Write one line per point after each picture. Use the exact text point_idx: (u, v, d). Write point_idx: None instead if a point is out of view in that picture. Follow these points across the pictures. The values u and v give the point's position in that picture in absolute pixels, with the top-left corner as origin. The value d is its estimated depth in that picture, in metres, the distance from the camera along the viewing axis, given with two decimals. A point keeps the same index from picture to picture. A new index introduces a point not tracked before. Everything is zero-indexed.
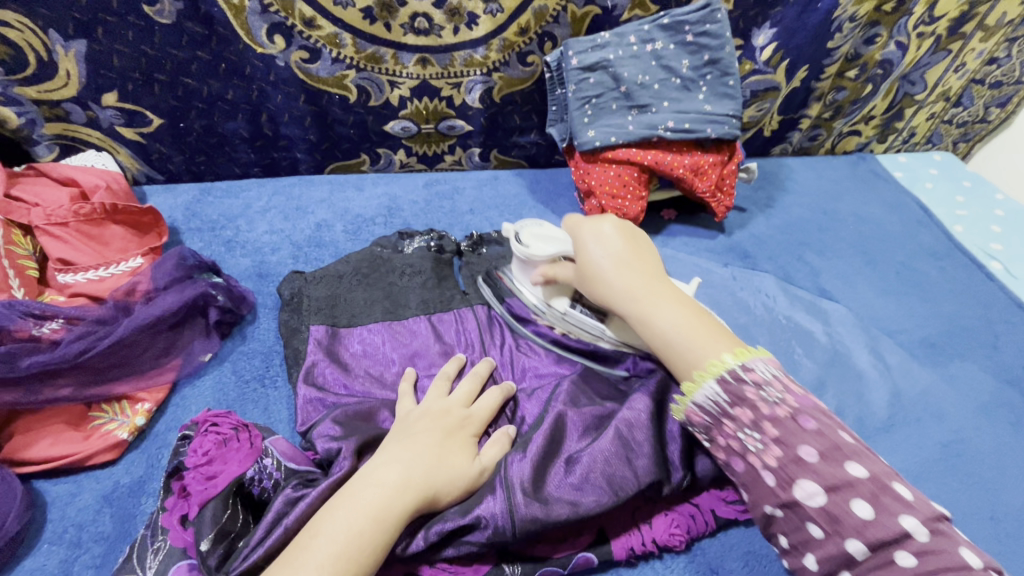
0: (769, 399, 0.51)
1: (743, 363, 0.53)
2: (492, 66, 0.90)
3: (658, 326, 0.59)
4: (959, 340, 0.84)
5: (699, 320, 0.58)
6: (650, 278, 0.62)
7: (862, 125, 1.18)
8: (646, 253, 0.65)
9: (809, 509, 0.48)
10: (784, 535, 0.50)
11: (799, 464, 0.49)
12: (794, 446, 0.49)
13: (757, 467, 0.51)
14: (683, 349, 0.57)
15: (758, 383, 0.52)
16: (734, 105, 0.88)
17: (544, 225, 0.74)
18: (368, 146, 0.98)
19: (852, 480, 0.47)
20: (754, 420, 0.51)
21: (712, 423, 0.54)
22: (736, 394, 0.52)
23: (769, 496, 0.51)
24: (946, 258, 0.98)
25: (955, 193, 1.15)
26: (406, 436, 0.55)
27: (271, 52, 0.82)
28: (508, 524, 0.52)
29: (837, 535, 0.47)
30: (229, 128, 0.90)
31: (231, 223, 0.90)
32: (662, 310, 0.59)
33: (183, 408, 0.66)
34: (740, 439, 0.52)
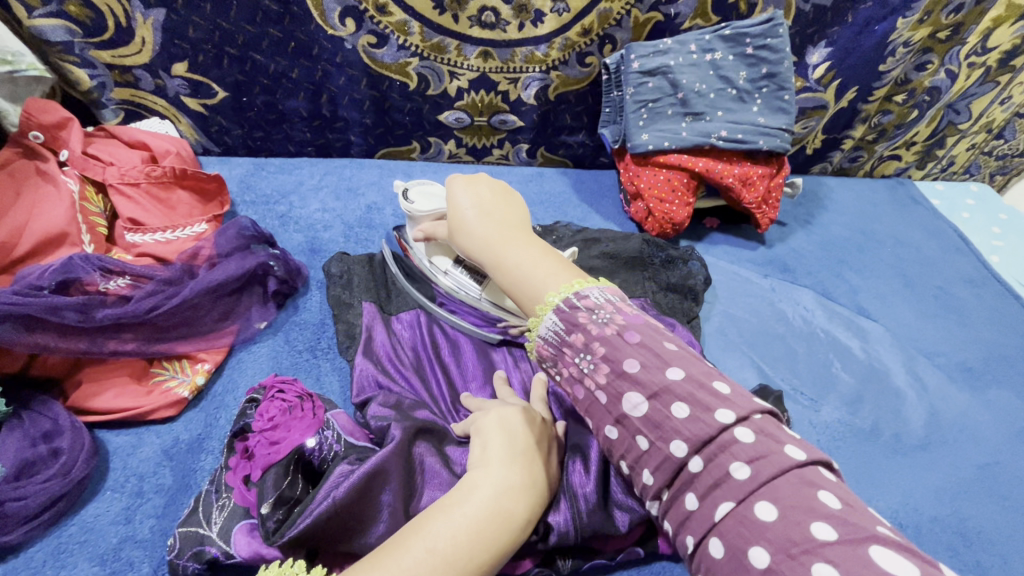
0: (599, 320, 0.52)
1: (578, 291, 0.54)
2: (551, 64, 0.92)
3: (515, 263, 0.60)
4: (996, 367, 0.85)
5: (542, 257, 0.60)
6: (502, 230, 0.62)
7: (903, 150, 1.19)
8: (510, 203, 0.66)
9: (635, 419, 0.48)
10: (624, 460, 0.49)
11: (623, 377, 0.49)
12: (619, 361, 0.50)
13: (592, 389, 0.51)
14: (534, 282, 0.57)
15: (590, 307, 0.52)
16: (787, 120, 0.89)
17: (432, 184, 0.73)
18: (420, 134, 1.00)
19: (669, 384, 0.47)
20: (586, 345, 0.51)
21: (556, 358, 0.54)
22: (569, 321, 0.53)
23: (603, 413, 0.51)
24: (982, 286, 0.99)
25: (991, 224, 1.16)
26: (516, 452, 0.53)
27: (341, 34, 0.84)
28: (572, 529, 0.53)
29: (662, 442, 0.47)
30: (290, 106, 0.92)
31: (284, 198, 0.91)
32: (511, 251, 0.60)
33: (239, 372, 0.67)
34: (578, 364, 0.52)
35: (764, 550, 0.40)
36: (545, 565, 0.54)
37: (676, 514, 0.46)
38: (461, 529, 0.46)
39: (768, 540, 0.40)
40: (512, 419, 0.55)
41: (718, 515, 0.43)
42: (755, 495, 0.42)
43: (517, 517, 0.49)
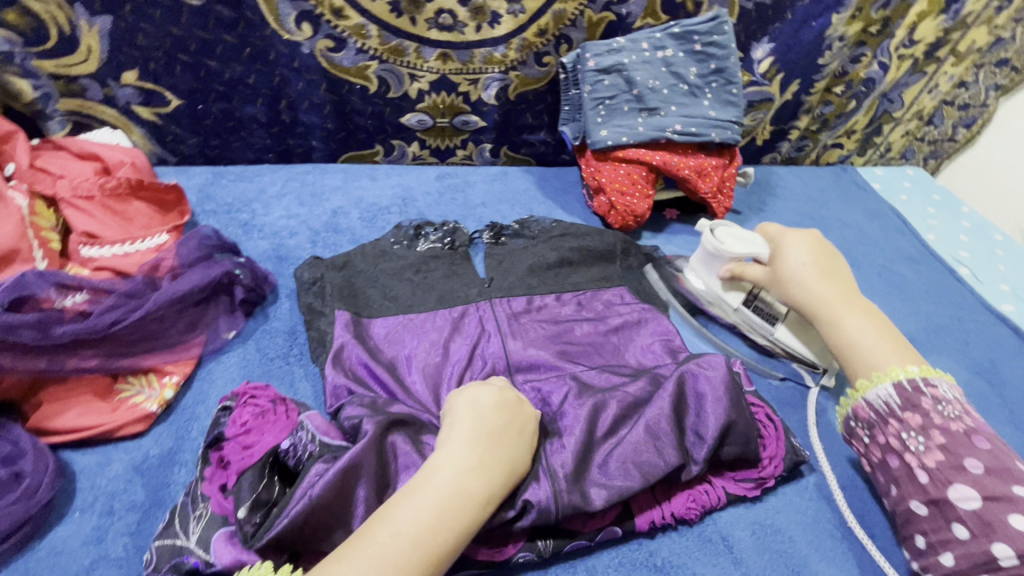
0: (946, 413, 0.59)
1: (926, 378, 0.60)
2: (510, 64, 0.94)
3: (855, 334, 0.68)
4: (935, 337, 0.92)
5: (884, 336, 0.67)
6: (843, 293, 0.72)
7: (845, 139, 1.26)
8: (838, 268, 0.76)
9: (965, 511, 0.54)
10: (922, 535, 0.57)
11: (957, 470, 0.56)
12: (958, 459, 0.56)
13: (914, 466, 0.58)
14: (872, 352, 0.66)
15: (936, 397, 0.59)
16: (736, 112, 0.94)
17: (733, 226, 0.83)
18: (383, 136, 1.00)
19: (1012, 496, 0.53)
20: (924, 428, 0.59)
21: (879, 422, 0.62)
22: (908, 399, 0.60)
23: (919, 490, 0.58)
24: (921, 262, 1.06)
25: (926, 204, 1.25)
26: (480, 435, 0.54)
27: (297, 39, 0.84)
28: (552, 506, 0.54)
29: (981, 535, 0.53)
30: (248, 112, 0.91)
31: (246, 206, 0.90)
32: (854, 319, 0.69)
33: (208, 383, 0.66)
34: (902, 439, 0.60)
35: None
36: (528, 548, 0.55)
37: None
38: (426, 512, 0.47)
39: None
40: (480, 402, 0.57)
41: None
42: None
43: (481, 497, 0.50)
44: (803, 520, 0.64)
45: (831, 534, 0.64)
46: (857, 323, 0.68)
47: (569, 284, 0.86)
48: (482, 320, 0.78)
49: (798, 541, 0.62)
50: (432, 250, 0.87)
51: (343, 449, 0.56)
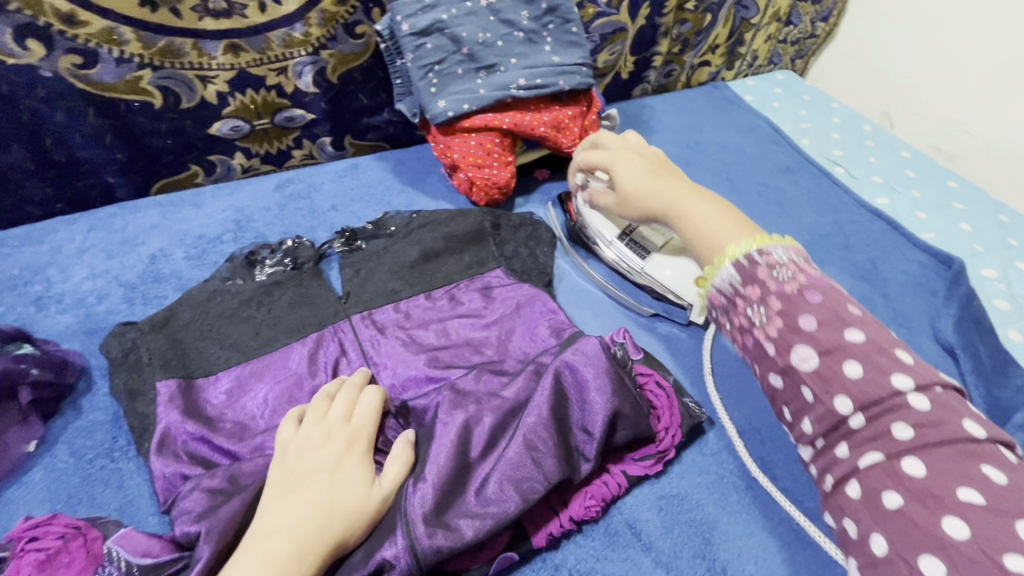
0: (780, 277, 0.44)
1: (761, 247, 0.46)
2: (318, 43, 0.80)
3: (693, 223, 0.54)
4: (818, 249, 0.91)
5: (727, 215, 0.53)
6: (689, 186, 0.58)
7: (710, 55, 1.22)
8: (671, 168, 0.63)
9: (808, 375, 0.42)
10: (785, 407, 0.44)
11: (797, 332, 0.42)
12: (794, 325, 0.43)
13: (761, 339, 0.45)
14: (715, 232, 0.51)
15: (772, 265, 0.45)
16: (581, 53, 0.86)
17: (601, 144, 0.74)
18: (195, 155, 0.85)
19: (847, 344, 0.41)
20: (763, 296, 0.44)
21: (730, 306, 0.48)
22: (749, 276, 0.45)
23: (768, 361, 0.44)
24: (798, 172, 1.05)
25: (799, 108, 1.24)
26: (288, 486, 0.50)
27: (30, 62, 0.67)
28: (412, 561, 0.49)
29: (827, 396, 0.41)
30: (4, 162, 0.73)
31: (38, 275, 0.74)
32: (696, 207, 0.55)
33: (7, 514, 0.54)
34: (747, 315, 0.45)
35: (902, 505, 0.37)
36: None
37: (823, 460, 0.42)
38: None
39: (918, 495, 0.37)
40: (303, 454, 0.52)
41: (863, 464, 0.40)
42: (908, 452, 0.38)
43: (299, 546, 0.46)
44: (707, 480, 0.62)
45: (737, 487, 0.62)
46: (699, 209, 0.54)
47: (436, 279, 0.77)
48: (342, 347, 0.68)
49: (706, 506, 0.60)
50: (275, 274, 0.75)
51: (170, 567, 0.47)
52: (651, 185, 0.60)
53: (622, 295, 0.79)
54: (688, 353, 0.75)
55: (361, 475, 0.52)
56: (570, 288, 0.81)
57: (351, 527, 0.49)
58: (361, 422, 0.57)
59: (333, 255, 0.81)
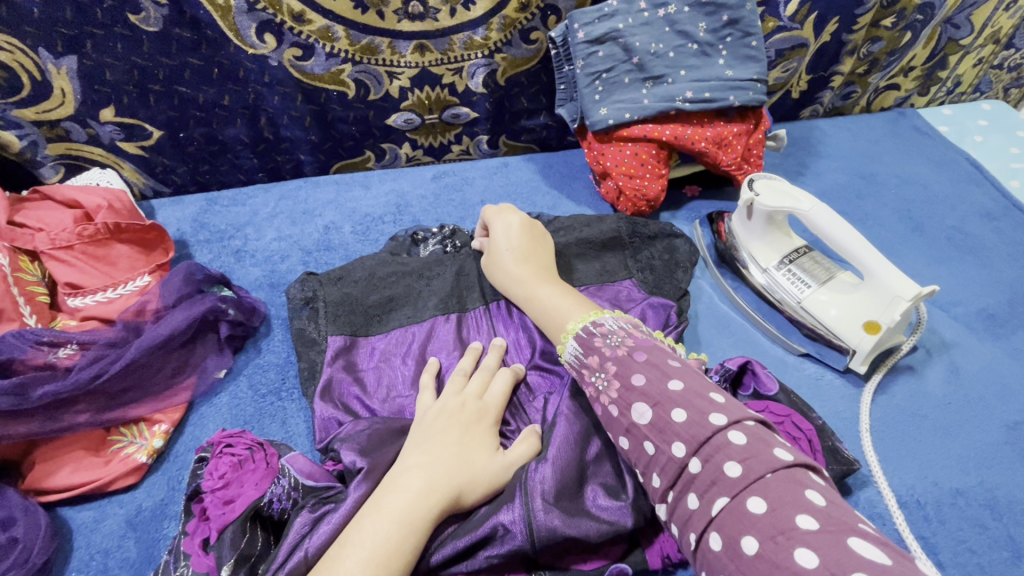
0: (613, 343, 0.54)
1: (596, 320, 0.58)
2: (494, 47, 0.85)
3: (540, 303, 0.66)
4: (1022, 310, 0.77)
5: (569, 300, 0.65)
6: (539, 270, 0.69)
7: (901, 78, 1.09)
8: (544, 251, 0.73)
9: (647, 423, 0.48)
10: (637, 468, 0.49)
11: (631, 390, 0.50)
12: (633, 394, 0.50)
13: (606, 404, 0.52)
14: (561, 312, 0.63)
15: (604, 333, 0.56)
16: (758, 68, 0.82)
17: (776, 178, 0.74)
18: (372, 142, 0.94)
19: (670, 394, 0.48)
20: (601, 363, 0.53)
21: (579, 375, 0.56)
22: (587, 345, 0.55)
23: (617, 421, 0.51)
24: (1002, 218, 0.90)
25: (1008, 144, 1.06)
26: (423, 441, 0.54)
27: (263, 52, 0.79)
28: (526, 537, 0.50)
29: (667, 445, 0.46)
30: (229, 135, 0.87)
31: (239, 232, 0.88)
32: (543, 290, 0.67)
33: (200, 427, 0.65)
34: (593, 382, 0.54)
35: (756, 545, 0.39)
36: None
37: (677, 514, 0.45)
38: (384, 528, 0.46)
39: (762, 530, 0.40)
40: (439, 417, 0.56)
41: (713, 510, 0.42)
42: (746, 489, 0.41)
43: (430, 486, 0.49)
44: None
45: None
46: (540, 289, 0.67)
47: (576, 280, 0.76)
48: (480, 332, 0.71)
49: None
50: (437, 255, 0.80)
51: (329, 492, 0.54)
52: (504, 262, 0.71)
53: (769, 329, 0.74)
54: (843, 403, 0.67)
55: (490, 443, 0.55)
56: (710, 309, 0.77)
57: (477, 484, 0.52)
58: (495, 397, 0.59)
59: None
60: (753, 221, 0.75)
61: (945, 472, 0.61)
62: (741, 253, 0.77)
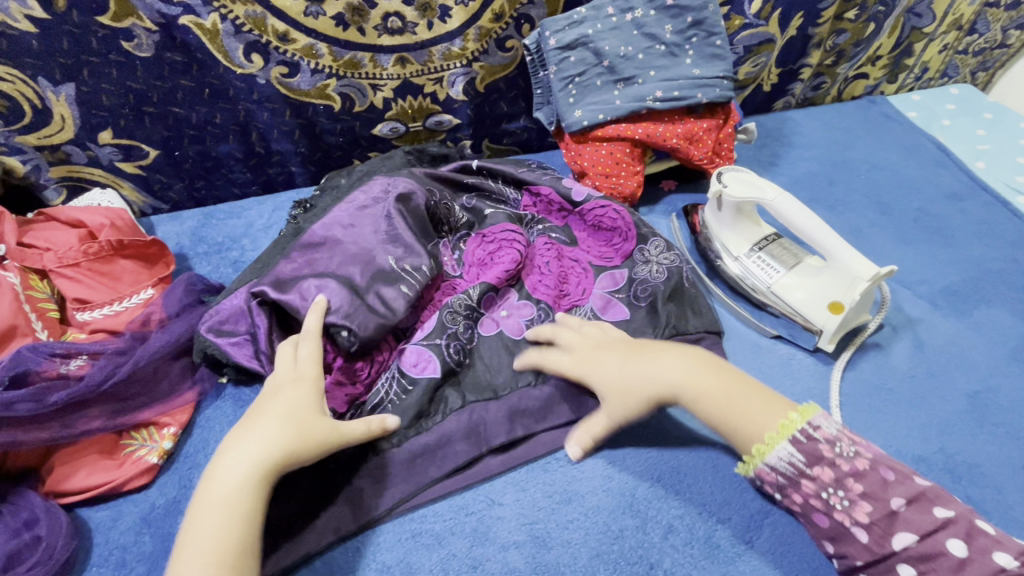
0: (844, 453, 0.53)
1: (810, 421, 0.54)
2: (471, 56, 0.89)
3: (711, 410, 0.58)
4: (984, 285, 0.80)
5: (706, 361, 0.60)
6: (630, 348, 0.64)
7: (869, 67, 1.13)
8: (643, 345, 0.64)
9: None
10: (830, 542, 0.54)
11: (890, 517, 0.50)
12: (883, 500, 0.51)
13: (811, 495, 0.54)
14: (733, 418, 0.57)
15: (828, 439, 0.53)
16: (723, 65, 0.85)
17: (742, 170, 0.78)
18: (360, 152, 0.98)
19: (944, 519, 0.49)
20: (834, 479, 0.52)
21: (788, 483, 0.55)
22: (812, 453, 0.53)
23: (859, 549, 0.52)
24: (966, 198, 0.93)
25: (975, 127, 1.10)
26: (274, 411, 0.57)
27: (251, 72, 0.83)
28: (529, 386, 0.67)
29: (886, 536, 0.50)
30: (223, 151, 0.91)
31: (236, 243, 0.92)
32: (670, 359, 0.61)
33: (207, 429, 0.69)
34: (822, 497, 0.53)
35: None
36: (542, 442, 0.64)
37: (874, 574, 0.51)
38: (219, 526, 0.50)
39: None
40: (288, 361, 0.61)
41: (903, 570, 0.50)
42: (947, 537, 0.48)
43: (255, 481, 0.52)
44: None
45: None
46: (664, 361, 0.61)
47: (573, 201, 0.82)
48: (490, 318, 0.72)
49: None
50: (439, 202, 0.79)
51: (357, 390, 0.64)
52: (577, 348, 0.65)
53: (742, 313, 0.77)
54: (814, 379, 0.71)
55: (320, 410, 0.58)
56: None
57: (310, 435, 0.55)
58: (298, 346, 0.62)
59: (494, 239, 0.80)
60: (723, 213, 0.79)
61: (909, 440, 0.65)
62: (715, 242, 0.81)
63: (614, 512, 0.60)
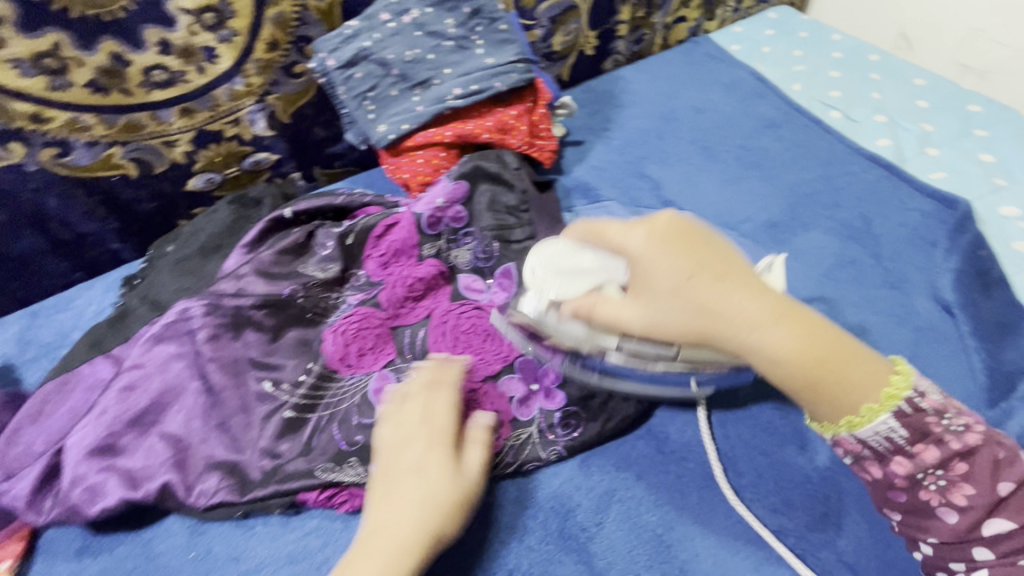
0: (955, 428, 0.50)
1: (912, 388, 0.50)
2: (262, 90, 0.85)
3: (776, 362, 0.51)
4: (802, 210, 0.83)
5: (813, 342, 0.51)
6: (756, 306, 0.51)
7: (684, 10, 1.14)
8: (722, 278, 0.52)
9: (906, 465, 0.50)
10: (926, 544, 0.51)
11: (995, 504, 0.48)
12: (987, 485, 0.48)
13: (920, 491, 0.51)
14: (799, 384, 0.51)
15: (937, 410, 0.50)
16: (515, 48, 0.85)
17: (558, 246, 0.60)
18: (182, 211, 0.92)
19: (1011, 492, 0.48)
20: (941, 461, 0.49)
21: (876, 457, 0.52)
22: (919, 427, 0.50)
23: (934, 529, 0.50)
24: (783, 124, 0.96)
25: (792, 48, 1.13)
26: (390, 485, 0.56)
27: (15, 161, 0.76)
28: None
29: (979, 535, 0.48)
30: (22, 247, 0.85)
31: (65, 339, 0.86)
32: (766, 345, 0.50)
33: (50, 553, 0.65)
34: (915, 477, 0.50)
35: None
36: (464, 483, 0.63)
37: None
38: None
39: None
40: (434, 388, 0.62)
41: None
42: None
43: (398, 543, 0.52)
44: (647, 463, 0.64)
45: (696, 482, 0.62)
46: (762, 344, 0.50)
47: (427, 233, 0.79)
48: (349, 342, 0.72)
49: (663, 506, 0.60)
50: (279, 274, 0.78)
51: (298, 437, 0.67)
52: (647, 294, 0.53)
53: None
54: None
55: (410, 433, 0.59)
56: None
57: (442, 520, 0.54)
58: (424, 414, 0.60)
59: (334, 294, 0.79)
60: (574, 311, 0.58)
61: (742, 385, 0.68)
62: None
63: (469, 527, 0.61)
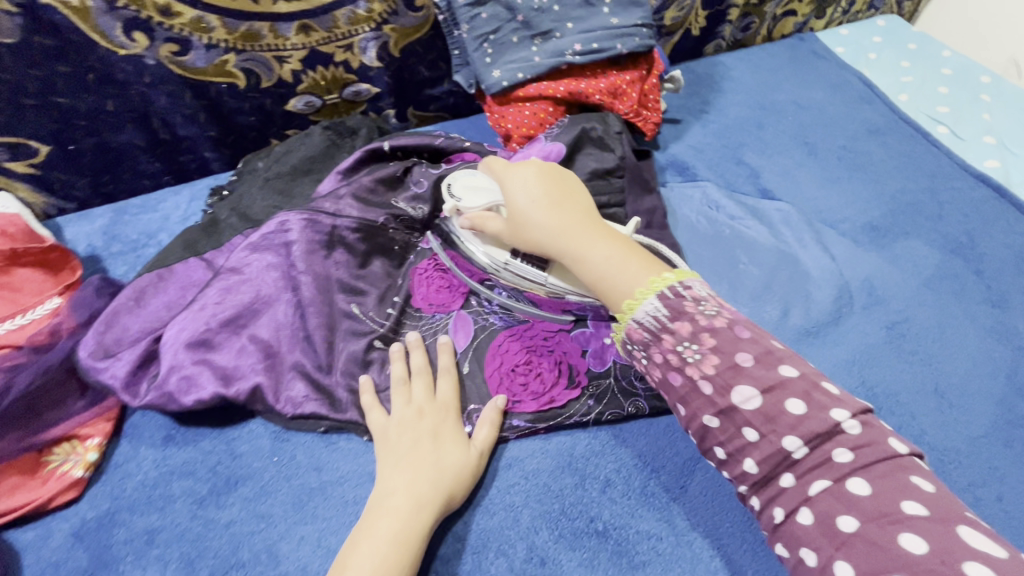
0: (708, 312, 0.53)
1: (682, 281, 0.55)
2: (380, 18, 0.84)
3: (596, 268, 0.59)
4: (902, 218, 0.82)
5: (627, 256, 0.58)
6: (576, 219, 0.61)
7: (797, 3, 1.11)
8: (574, 199, 0.63)
9: (684, 329, 0.53)
10: (720, 447, 0.52)
11: (735, 371, 0.51)
12: (731, 354, 0.52)
13: (694, 377, 0.53)
14: (623, 282, 0.57)
15: (696, 298, 0.54)
16: (641, 13, 0.84)
17: (474, 173, 0.69)
18: (277, 130, 0.92)
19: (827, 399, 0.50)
20: (694, 333, 0.53)
21: (653, 340, 0.55)
22: (676, 309, 0.54)
23: (705, 401, 0.52)
24: (888, 132, 0.95)
25: (900, 58, 1.10)
26: (398, 453, 0.58)
27: (136, 52, 0.76)
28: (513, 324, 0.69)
29: (774, 435, 0.49)
30: (122, 141, 0.85)
31: (152, 239, 0.86)
32: (593, 246, 0.59)
33: (135, 438, 0.66)
34: (678, 353, 0.53)
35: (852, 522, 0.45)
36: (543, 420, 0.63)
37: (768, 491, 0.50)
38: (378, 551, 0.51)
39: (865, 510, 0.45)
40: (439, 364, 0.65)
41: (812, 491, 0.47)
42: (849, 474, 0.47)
43: (424, 495, 0.55)
44: None
45: None
46: (598, 249, 0.59)
47: None
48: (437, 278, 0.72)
49: None
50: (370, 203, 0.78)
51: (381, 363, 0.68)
52: (528, 195, 0.62)
53: None
54: None
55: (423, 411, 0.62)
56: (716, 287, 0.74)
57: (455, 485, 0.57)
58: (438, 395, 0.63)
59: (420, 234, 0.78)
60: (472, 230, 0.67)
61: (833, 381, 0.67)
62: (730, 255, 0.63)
63: (555, 472, 0.62)
